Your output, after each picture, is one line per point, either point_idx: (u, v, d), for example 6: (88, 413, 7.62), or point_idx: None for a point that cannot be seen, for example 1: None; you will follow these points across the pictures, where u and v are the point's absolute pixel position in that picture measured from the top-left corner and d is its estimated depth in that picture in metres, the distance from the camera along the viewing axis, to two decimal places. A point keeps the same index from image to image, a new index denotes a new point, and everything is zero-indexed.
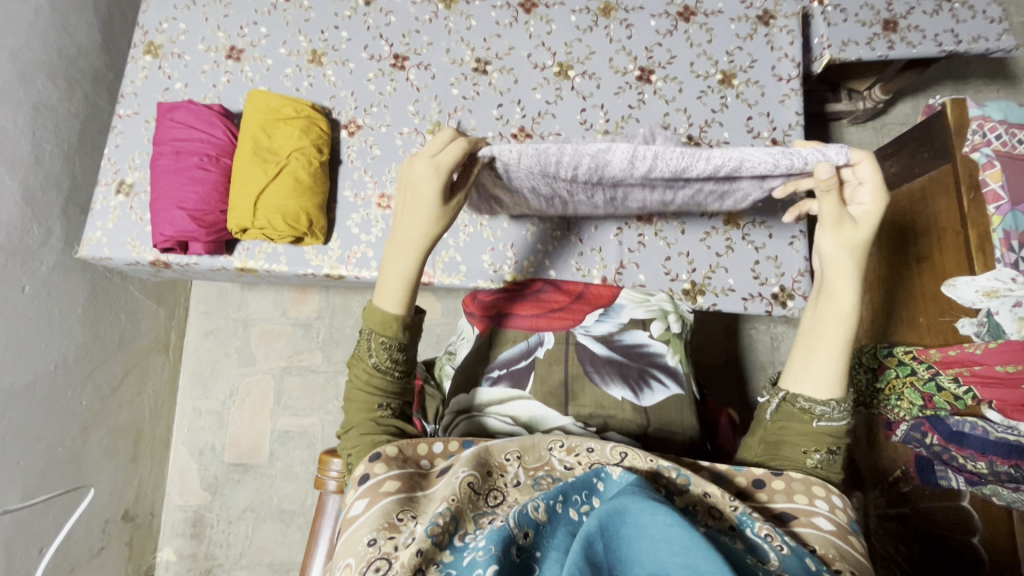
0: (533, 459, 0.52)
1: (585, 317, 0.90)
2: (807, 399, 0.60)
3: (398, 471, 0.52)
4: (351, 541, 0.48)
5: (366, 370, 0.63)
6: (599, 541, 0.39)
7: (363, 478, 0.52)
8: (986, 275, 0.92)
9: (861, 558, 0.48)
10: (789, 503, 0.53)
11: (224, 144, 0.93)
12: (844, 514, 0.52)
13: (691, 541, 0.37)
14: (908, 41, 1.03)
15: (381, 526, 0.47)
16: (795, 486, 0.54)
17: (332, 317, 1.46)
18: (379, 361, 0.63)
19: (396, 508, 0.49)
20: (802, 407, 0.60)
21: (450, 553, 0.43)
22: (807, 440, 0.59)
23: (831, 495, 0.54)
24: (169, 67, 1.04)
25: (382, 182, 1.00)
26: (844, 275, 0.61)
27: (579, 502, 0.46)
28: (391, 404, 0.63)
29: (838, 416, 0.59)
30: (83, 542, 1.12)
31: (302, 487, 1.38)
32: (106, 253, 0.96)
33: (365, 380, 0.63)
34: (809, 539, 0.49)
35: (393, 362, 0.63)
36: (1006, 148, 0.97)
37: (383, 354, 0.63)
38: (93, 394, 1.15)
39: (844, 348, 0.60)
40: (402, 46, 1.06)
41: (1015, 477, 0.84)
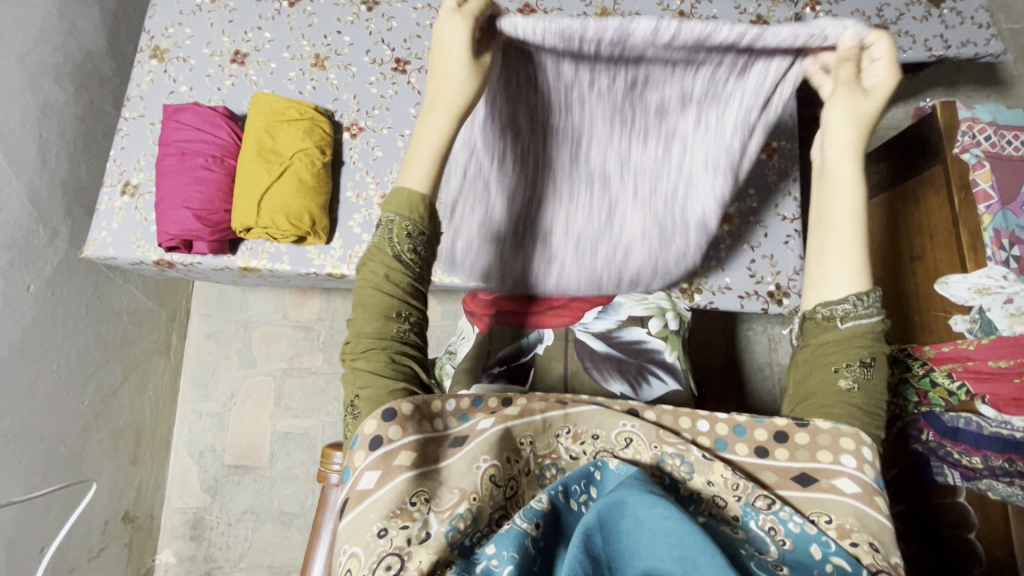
0: (542, 447, 0.51)
1: (585, 313, 0.90)
2: (825, 304, 0.55)
3: (413, 437, 0.48)
4: (360, 524, 0.45)
5: (384, 267, 0.53)
6: (598, 533, 0.40)
7: (375, 441, 0.47)
8: (976, 273, 0.95)
9: (884, 523, 0.46)
10: (810, 462, 0.49)
11: (229, 145, 0.95)
12: (873, 468, 0.48)
13: (688, 534, 0.37)
14: (898, 45, 1.06)
15: (392, 512, 0.45)
16: (821, 440, 0.49)
17: (332, 319, 1.47)
18: (399, 254, 0.53)
19: (411, 489, 0.46)
20: (825, 316, 0.55)
21: (461, 555, 0.43)
22: (843, 354, 0.53)
23: (861, 447, 0.49)
24: (174, 71, 1.06)
25: (384, 183, 1.02)
26: (846, 145, 0.57)
27: (578, 492, 0.47)
28: (411, 317, 0.54)
29: (864, 312, 0.53)
30: (83, 543, 1.12)
31: (302, 489, 1.38)
32: (111, 253, 0.97)
33: (382, 279, 0.53)
34: (829, 508, 0.47)
35: (415, 256, 0.54)
36: (995, 149, 0.99)
37: (406, 243, 0.53)
38: (95, 395, 1.16)
39: (858, 232, 0.55)
40: (404, 50, 1.08)
41: (1009, 471, 0.86)
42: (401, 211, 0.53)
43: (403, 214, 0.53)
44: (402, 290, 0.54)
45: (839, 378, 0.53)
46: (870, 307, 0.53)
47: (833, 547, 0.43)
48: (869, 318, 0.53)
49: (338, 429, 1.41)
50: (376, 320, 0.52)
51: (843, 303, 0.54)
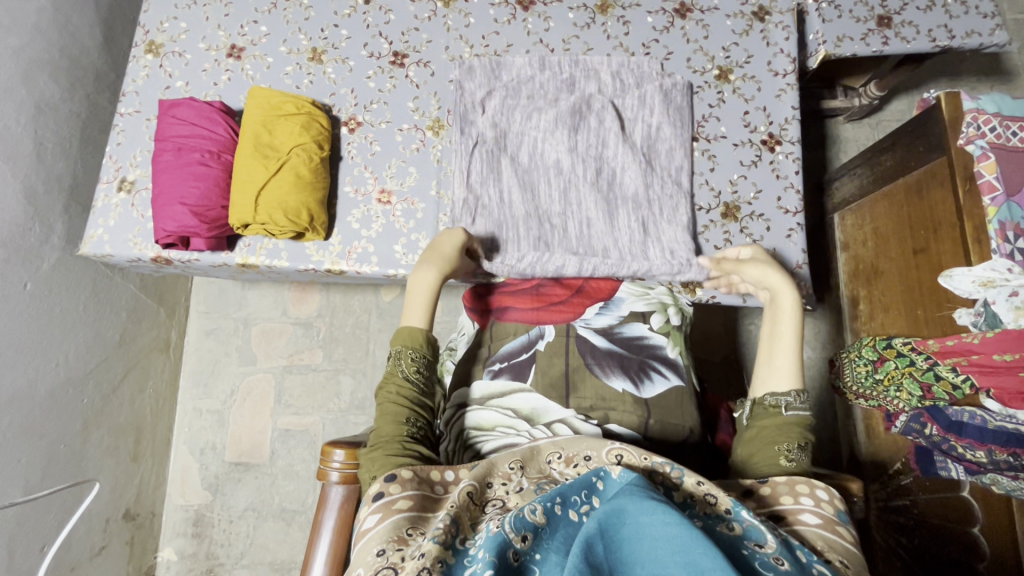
0: (534, 471, 0.60)
1: (586, 309, 0.91)
2: (772, 394, 0.71)
3: (411, 491, 0.57)
4: (363, 550, 0.52)
5: (397, 384, 0.72)
6: (600, 543, 0.41)
7: (377, 495, 0.57)
8: (982, 265, 0.93)
9: (850, 548, 0.52)
10: (780, 505, 0.57)
11: (225, 140, 0.94)
12: (831, 506, 0.57)
13: (691, 538, 0.39)
14: (902, 36, 1.04)
15: (389, 539, 0.52)
16: (780, 488, 0.59)
17: (332, 315, 1.47)
18: (408, 370, 0.73)
19: (406, 523, 0.54)
20: (771, 404, 0.70)
21: (454, 555, 0.47)
22: (785, 435, 0.67)
23: (815, 491, 0.57)
24: (170, 65, 1.05)
25: (382, 178, 1.01)
26: (779, 283, 0.79)
27: (579, 503, 0.49)
28: (417, 422, 0.70)
29: (801, 406, 0.69)
30: (84, 541, 1.12)
31: (303, 486, 1.38)
32: (108, 251, 0.97)
33: (396, 394, 0.71)
34: (805, 536, 0.54)
35: (419, 373, 0.73)
36: (1000, 140, 0.97)
37: (412, 364, 0.73)
38: (95, 392, 1.16)
39: (796, 347, 0.74)
40: (402, 43, 1.07)
41: (1014, 465, 0.85)
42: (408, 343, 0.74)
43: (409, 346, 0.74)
44: (412, 401, 0.71)
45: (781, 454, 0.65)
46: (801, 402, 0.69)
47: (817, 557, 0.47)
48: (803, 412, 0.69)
49: (339, 425, 1.41)
50: (390, 418, 0.69)
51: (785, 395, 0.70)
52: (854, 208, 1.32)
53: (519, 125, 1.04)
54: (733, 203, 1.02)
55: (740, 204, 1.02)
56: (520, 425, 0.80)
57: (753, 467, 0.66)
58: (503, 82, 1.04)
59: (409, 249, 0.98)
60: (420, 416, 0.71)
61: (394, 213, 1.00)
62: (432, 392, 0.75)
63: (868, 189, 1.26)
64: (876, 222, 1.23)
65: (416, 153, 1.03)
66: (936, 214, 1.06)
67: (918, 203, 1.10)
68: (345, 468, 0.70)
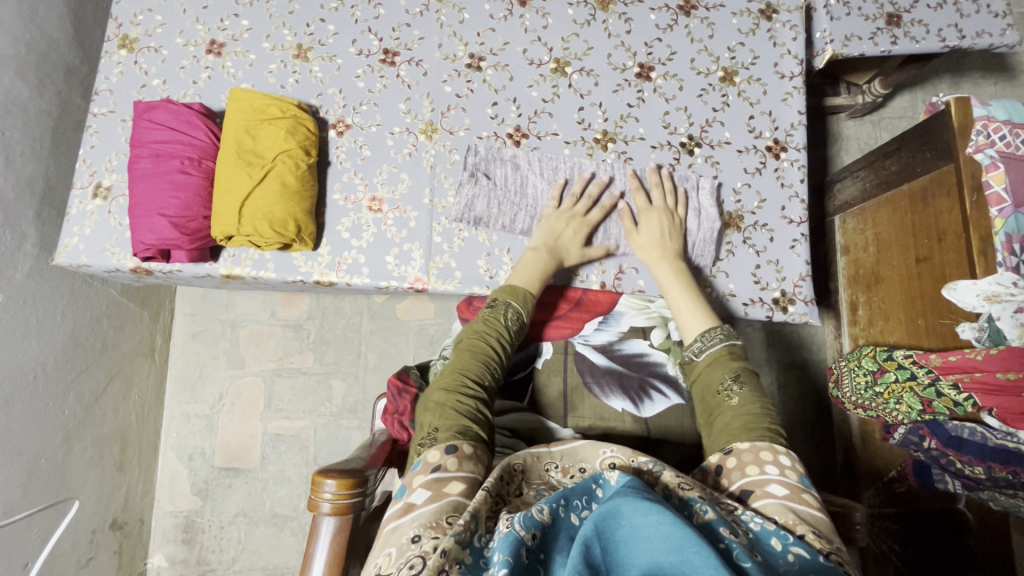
0: (535, 477, 0.58)
1: (585, 325, 0.88)
2: (688, 349, 0.76)
3: (467, 473, 0.57)
4: (400, 528, 0.52)
5: (493, 335, 0.74)
6: (597, 544, 0.40)
7: (434, 466, 0.57)
8: (987, 279, 0.90)
9: (817, 514, 0.53)
10: (744, 479, 0.57)
11: (206, 146, 0.89)
12: (794, 472, 0.57)
13: (685, 538, 0.38)
14: (911, 36, 1.00)
15: (428, 524, 0.51)
16: (745, 459, 0.59)
17: (322, 317, 1.43)
18: (510, 322, 0.77)
19: (448, 510, 0.52)
20: (691, 355, 0.75)
21: (471, 554, 0.47)
22: (718, 373, 0.70)
23: (778, 458, 0.58)
24: (145, 62, 0.99)
25: (373, 185, 0.97)
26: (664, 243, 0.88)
27: (580, 507, 0.48)
28: (494, 376, 0.72)
29: (712, 343, 0.73)
30: (69, 553, 1.10)
31: (296, 491, 1.36)
32: (84, 260, 0.92)
33: (484, 346, 0.73)
34: (772, 511, 0.52)
35: (512, 332, 0.77)
36: (1010, 149, 0.94)
37: (512, 320, 0.77)
38: (76, 403, 1.12)
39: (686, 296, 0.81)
40: (392, 40, 1.01)
41: (1013, 483, 0.85)
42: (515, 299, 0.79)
43: (517, 303, 0.79)
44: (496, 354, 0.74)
45: (728, 396, 0.67)
46: (714, 339, 0.74)
47: (792, 539, 0.48)
48: (717, 347, 0.73)
49: (331, 430, 1.38)
50: (478, 363, 0.71)
51: (697, 343, 0.74)
52: (856, 211, 1.29)
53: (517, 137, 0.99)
54: (736, 213, 0.98)
55: (743, 214, 0.98)
56: (519, 443, 0.78)
57: (717, 421, 0.66)
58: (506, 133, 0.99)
59: (402, 260, 0.95)
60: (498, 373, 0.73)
61: (386, 222, 0.96)
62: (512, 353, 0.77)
63: (870, 193, 1.23)
64: (877, 227, 1.21)
65: (408, 158, 0.98)
66: (940, 224, 1.04)
67: (923, 211, 1.08)
68: (337, 499, 0.68)
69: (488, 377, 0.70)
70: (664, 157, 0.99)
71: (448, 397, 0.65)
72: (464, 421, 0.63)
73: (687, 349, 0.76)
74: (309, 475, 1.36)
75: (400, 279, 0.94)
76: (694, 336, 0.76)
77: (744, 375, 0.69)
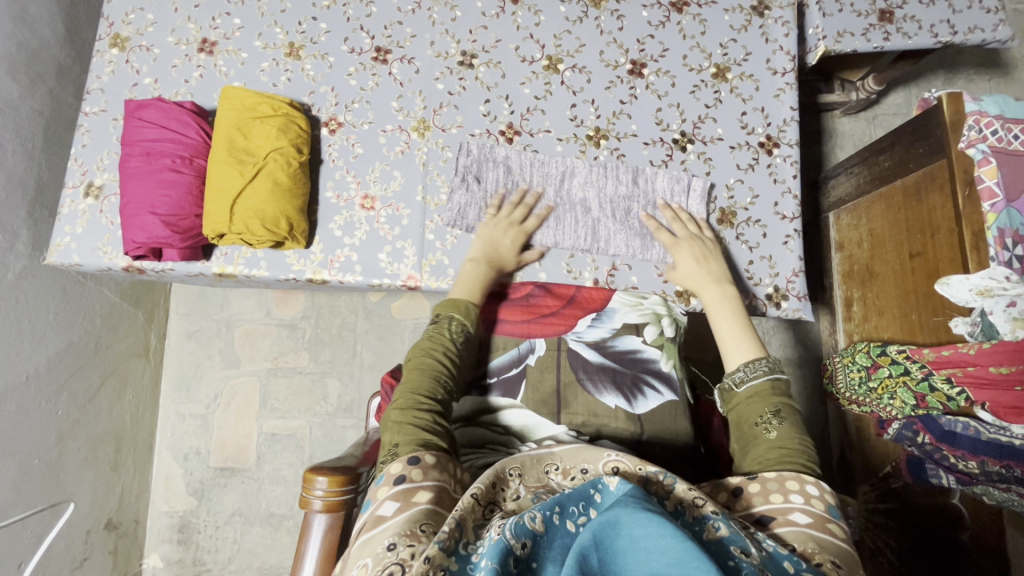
0: (533, 479, 0.58)
1: (578, 322, 0.88)
2: (728, 376, 0.74)
3: (432, 481, 0.57)
4: (372, 541, 0.51)
5: (441, 346, 0.74)
6: (594, 554, 0.40)
7: (399, 478, 0.56)
8: (979, 274, 0.91)
9: (842, 545, 0.53)
10: (767, 504, 0.57)
11: (198, 144, 0.89)
12: (822, 502, 0.57)
13: (686, 551, 0.38)
14: (904, 32, 1.00)
15: (402, 532, 0.51)
16: (771, 487, 0.58)
17: (317, 317, 1.43)
18: (454, 333, 0.76)
19: (422, 519, 0.53)
20: (730, 385, 0.73)
21: (456, 561, 0.46)
22: (757, 405, 0.68)
23: (805, 488, 0.57)
24: (137, 61, 0.99)
25: (366, 183, 0.97)
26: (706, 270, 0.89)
27: (576, 513, 0.47)
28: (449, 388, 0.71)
29: (754, 375, 0.72)
30: (64, 554, 1.09)
31: (291, 490, 1.36)
32: (76, 259, 0.92)
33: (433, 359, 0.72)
34: (789, 538, 0.53)
35: (462, 341, 0.76)
36: (1002, 144, 0.95)
37: (460, 332, 0.77)
38: (70, 403, 1.12)
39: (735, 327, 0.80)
40: (384, 38, 1.01)
41: (1006, 477, 0.85)
42: (458, 311, 0.78)
43: (460, 315, 0.79)
44: (448, 365, 0.73)
45: (764, 429, 0.66)
46: (757, 370, 0.72)
47: (805, 566, 0.47)
48: (761, 378, 0.71)
49: (326, 429, 1.38)
50: (429, 377, 0.70)
51: (738, 373, 0.73)
52: (850, 207, 1.29)
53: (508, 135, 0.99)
54: (729, 208, 0.98)
55: (736, 209, 0.98)
56: (512, 442, 0.79)
57: (750, 452, 0.66)
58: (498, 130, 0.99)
59: (395, 257, 0.95)
60: (453, 384, 0.72)
61: (379, 220, 0.96)
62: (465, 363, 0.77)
63: (864, 189, 1.23)
64: (871, 223, 1.21)
65: (400, 156, 0.98)
66: (933, 219, 1.04)
67: (916, 207, 1.08)
68: (328, 496, 0.68)
69: (442, 389, 0.70)
70: (657, 154, 1.00)
71: (404, 415, 0.65)
72: (424, 434, 0.62)
73: (728, 377, 0.74)
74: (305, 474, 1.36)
75: (393, 277, 0.94)
76: (737, 366, 0.75)
77: (785, 411, 0.67)
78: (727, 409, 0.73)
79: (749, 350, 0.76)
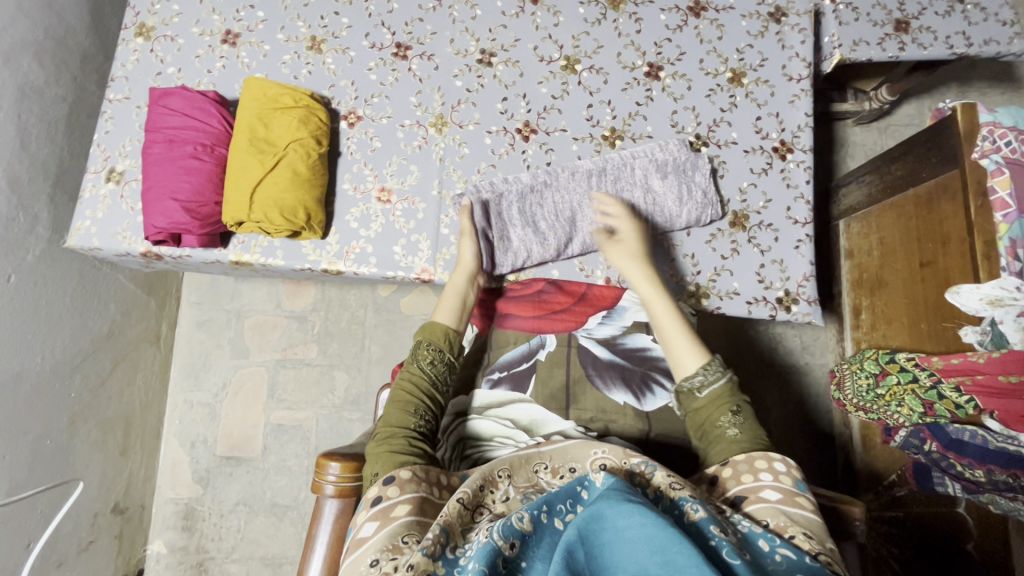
0: (522, 480, 0.60)
1: (588, 319, 0.89)
2: (686, 379, 0.71)
3: (411, 494, 0.58)
4: (357, 561, 0.53)
5: (414, 375, 0.75)
6: (580, 549, 0.41)
7: (376, 499, 0.57)
8: (990, 283, 0.92)
9: (812, 517, 0.54)
10: (739, 486, 0.59)
11: (220, 133, 0.90)
12: (789, 477, 0.57)
13: (667, 538, 0.39)
14: (919, 42, 1.00)
15: (385, 547, 0.52)
16: (740, 468, 0.60)
17: (327, 310, 1.44)
18: (427, 365, 0.76)
19: (403, 531, 0.54)
20: (688, 388, 0.71)
21: (443, 565, 0.47)
22: (718, 408, 0.68)
23: (773, 464, 0.59)
24: (161, 50, 1.01)
25: (383, 176, 0.98)
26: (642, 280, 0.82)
27: (564, 511, 0.48)
28: (424, 416, 0.72)
29: (713, 379, 0.70)
30: (71, 536, 1.10)
31: (296, 481, 1.36)
32: (95, 243, 0.93)
33: (410, 389, 0.73)
34: (762, 514, 0.54)
35: (435, 369, 0.76)
36: (1016, 154, 0.94)
37: (431, 356, 0.76)
38: (82, 386, 1.13)
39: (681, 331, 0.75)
40: (405, 34, 1.02)
41: (1013, 486, 0.85)
42: (426, 335, 0.78)
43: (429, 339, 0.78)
44: (422, 394, 0.74)
45: (727, 427, 0.67)
46: (715, 374, 0.70)
47: (779, 541, 0.48)
48: (720, 382, 0.69)
49: (332, 422, 1.39)
50: (401, 407, 0.71)
51: (698, 377, 0.70)
52: (861, 215, 1.29)
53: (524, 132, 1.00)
54: (742, 212, 0.99)
55: (749, 213, 0.99)
56: (519, 436, 0.79)
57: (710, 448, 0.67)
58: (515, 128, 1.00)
59: (409, 250, 0.96)
60: (428, 409, 0.73)
61: (394, 213, 0.97)
62: (444, 390, 0.77)
63: (875, 199, 1.23)
64: (882, 232, 1.21)
65: (418, 150, 0.99)
66: (944, 228, 1.04)
67: (927, 215, 1.09)
68: (341, 482, 0.68)
69: (415, 416, 0.70)
70: None
71: (380, 444, 0.66)
72: (400, 458, 0.63)
73: (685, 380, 0.71)
74: (310, 465, 1.37)
75: (407, 269, 0.95)
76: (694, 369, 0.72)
77: (744, 410, 0.68)
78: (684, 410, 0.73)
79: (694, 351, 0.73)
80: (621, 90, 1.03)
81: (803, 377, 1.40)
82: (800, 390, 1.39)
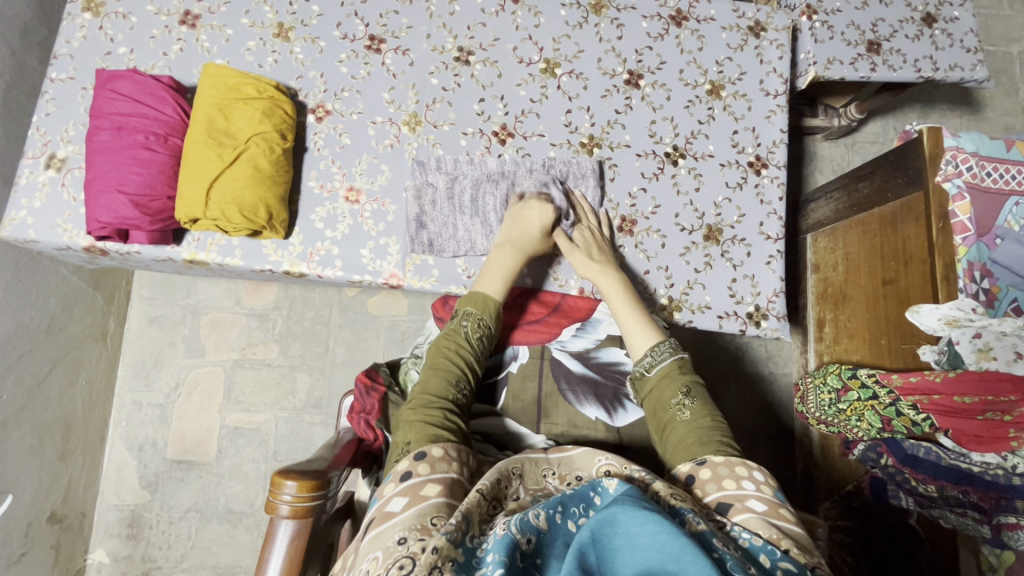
0: (531, 482, 0.59)
1: (562, 330, 0.88)
2: (637, 363, 0.76)
3: (441, 475, 0.57)
4: (382, 535, 0.51)
5: (459, 340, 0.75)
6: (592, 551, 0.40)
7: (406, 475, 0.57)
8: (948, 304, 0.95)
9: (794, 530, 0.53)
10: (721, 493, 0.58)
11: (174, 122, 0.84)
12: (768, 488, 0.57)
13: (681, 548, 0.38)
14: (889, 64, 1.02)
15: (413, 526, 0.50)
16: (721, 472, 0.59)
17: (290, 308, 1.38)
18: (472, 333, 0.76)
19: (432, 512, 0.52)
20: (641, 371, 0.75)
21: (464, 553, 0.46)
22: (670, 389, 0.71)
23: (753, 474, 0.59)
24: (112, 28, 0.93)
25: (351, 174, 0.94)
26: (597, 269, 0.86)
27: (578, 515, 0.48)
28: (462, 388, 0.72)
29: (661, 359, 0.74)
30: (1, 548, 1.02)
31: (252, 487, 1.30)
32: (31, 235, 0.85)
33: (454, 355, 0.73)
34: (753, 525, 0.52)
35: (480, 339, 0.77)
36: (975, 179, 0.99)
37: (479, 333, 0.76)
38: (16, 387, 1.04)
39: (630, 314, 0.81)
40: (379, 26, 0.98)
41: (962, 502, 0.89)
42: (473, 305, 0.78)
43: (475, 308, 0.78)
44: (465, 363, 0.74)
45: (679, 411, 0.69)
46: (663, 354, 0.75)
47: (779, 554, 0.48)
48: (667, 361, 0.74)
49: (293, 425, 1.33)
50: (442, 374, 0.71)
51: (647, 358, 0.75)
52: (827, 230, 1.30)
53: (499, 134, 0.97)
54: (716, 225, 0.99)
55: (723, 227, 0.99)
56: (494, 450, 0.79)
57: (669, 436, 0.68)
58: (490, 130, 0.97)
59: (378, 254, 0.92)
60: (467, 382, 0.73)
61: (363, 213, 0.93)
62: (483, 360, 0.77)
63: (843, 214, 1.23)
64: (847, 248, 1.23)
65: (389, 149, 0.95)
66: (907, 247, 1.06)
67: (891, 235, 1.10)
68: (297, 502, 0.64)
69: (454, 386, 0.70)
70: (648, 166, 0.99)
71: (415, 413, 0.65)
72: (434, 431, 0.63)
73: (637, 364, 0.76)
74: (267, 471, 1.31)
75: (375, 274, 0.91)
76: (644, 352, 0.77)
77: (695, 391, 0.70)
78: (640, 397, 0.75)
79: (647, 336, 0.78)
80: (597, 96, 1.01)
81: (770, 387, 1.43)
82: (767, 399, 1.42)
